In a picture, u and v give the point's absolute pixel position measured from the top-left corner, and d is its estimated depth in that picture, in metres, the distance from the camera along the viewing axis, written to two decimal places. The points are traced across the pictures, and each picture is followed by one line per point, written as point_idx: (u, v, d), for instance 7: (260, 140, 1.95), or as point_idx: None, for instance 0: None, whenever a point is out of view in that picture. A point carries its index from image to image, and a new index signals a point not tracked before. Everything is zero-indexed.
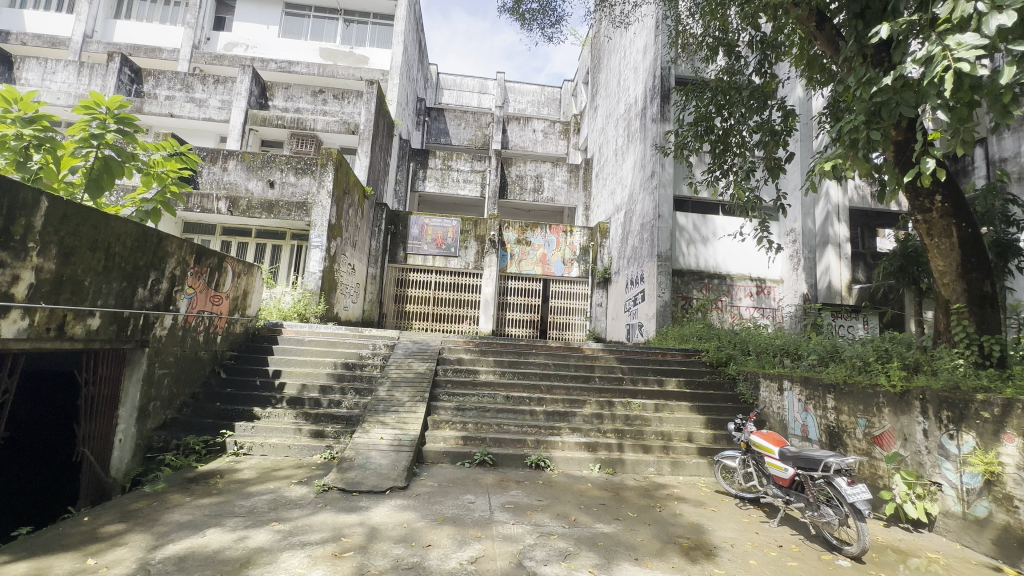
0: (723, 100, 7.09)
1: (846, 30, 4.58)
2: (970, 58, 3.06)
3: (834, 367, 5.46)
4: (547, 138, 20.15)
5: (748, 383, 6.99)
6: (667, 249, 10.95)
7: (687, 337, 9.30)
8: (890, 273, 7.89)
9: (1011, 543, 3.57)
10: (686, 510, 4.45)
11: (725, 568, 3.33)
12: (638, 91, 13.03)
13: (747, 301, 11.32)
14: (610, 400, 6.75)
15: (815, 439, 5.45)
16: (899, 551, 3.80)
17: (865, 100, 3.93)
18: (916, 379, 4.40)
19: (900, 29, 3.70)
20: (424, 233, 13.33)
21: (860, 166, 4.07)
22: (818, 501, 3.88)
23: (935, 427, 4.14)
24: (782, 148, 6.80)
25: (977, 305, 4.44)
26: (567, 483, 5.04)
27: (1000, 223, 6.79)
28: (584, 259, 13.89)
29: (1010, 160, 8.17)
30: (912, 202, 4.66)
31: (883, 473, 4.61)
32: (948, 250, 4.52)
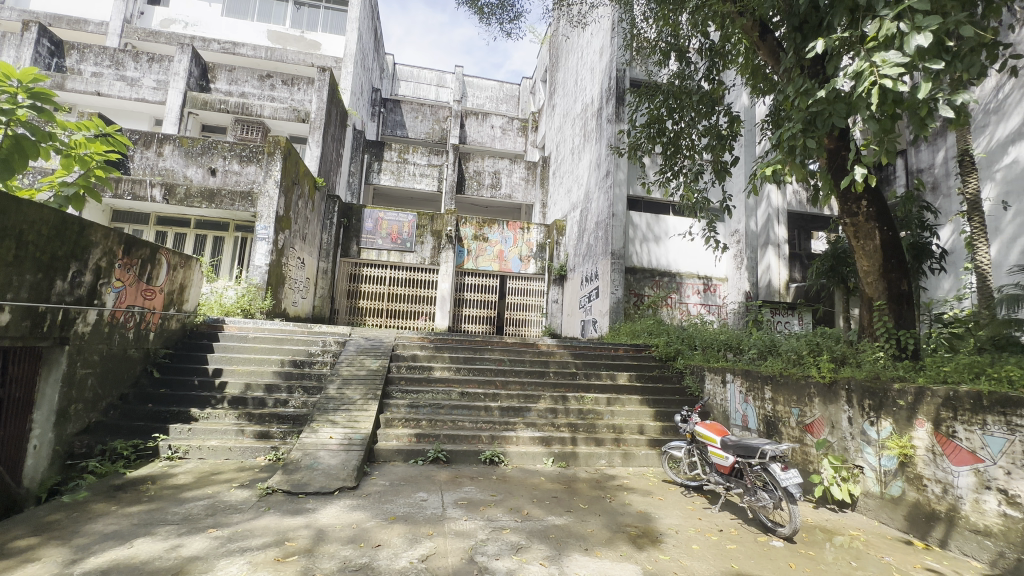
0: (674, 103, 7.37)
1: (787, 42, 4.83)
2: (893, 75, 3.31)
3: (772, 360, 5.81)
4: (504, 134, 20.19)
5: (695, 376, 7.30)
6: (620, 246, 11.25)
7: (639, 332, 9.57)
8: (822, 272, 8.48)
9: (921, 518, 3.93)
10: (635, 500, 4.59)
11: (671, 553, 3.46)
12: (595, 91, 13.25)
13: (695, 298, 11.82)
14: (564, 395, 6.86)
15: (753, 429, 5.78)
16: (825, 530, 4.10)
17: (801, 109, 4.18)
18: (843, 370, 4.74)
19: (833, 44, 3.95)
20: (379, 227, 13.01)
21: (797, 171, 4.32)
22: (755, 486, 4.10)
23: (858, 415, 4.48)
24: (728, 152, 7.13)
25: (895, 302, 4.82)
26: (521, 478, 5.08)
27: (916, 228, 7.44)
28: (540, 255, 14.00)
29: (926, 171, 9.12)
30: (842, 205, 4.98)
31: (813, 458, 4.95)
32: (872, 251, 4.88)
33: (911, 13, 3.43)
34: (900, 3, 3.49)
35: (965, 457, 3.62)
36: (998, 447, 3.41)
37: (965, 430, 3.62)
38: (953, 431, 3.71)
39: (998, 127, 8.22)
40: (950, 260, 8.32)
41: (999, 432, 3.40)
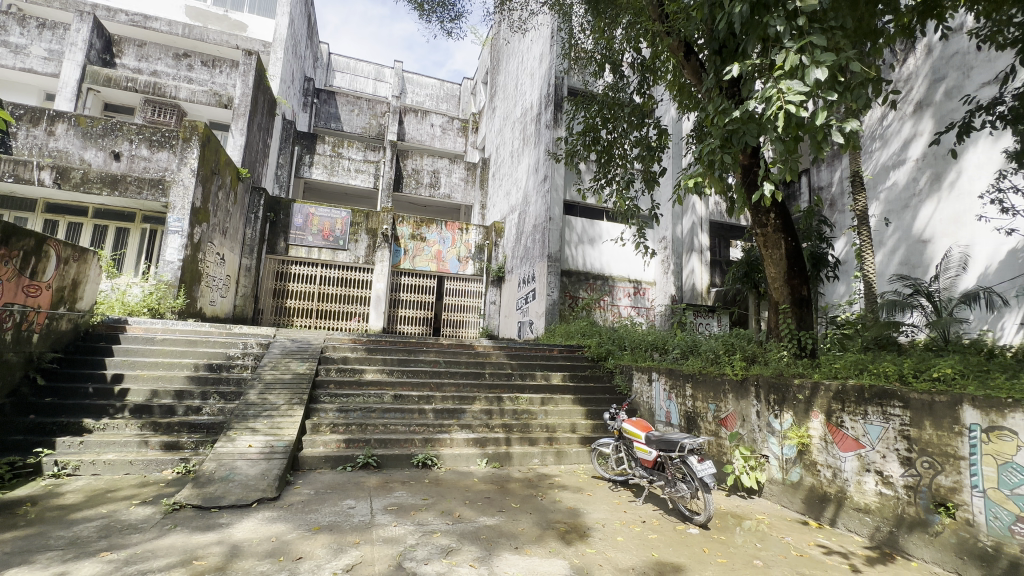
0: (608, 113, 7.70)
1: (708, 64, 5.20)
2: (795, 101, 3.68)
3: (693, 360, 6.21)
4: (444, 134, 20.01)
5: (624, 375, 7.63)
6: (556, 250, 11.52)
7: (573, 333, 9.84)
8: (738, 278, 9.22)
9: (815, 500, 4.38)
10: (565, 497, 4.71)
11: (597, 546, 3.59)
12: (534, 96, 13.51)
13: (626, 300, 12.36)
14: (499, 396, 6.90)
15: (675, 424, 6.15)
16: (736, 515, 4.44)
17: (719, 127, 4.52)
18: (753, 368, 5.17)
19: (747, 70, 4.31)
20: (310, 223, 12.40)
21: (716, 184, 4.65)
22: (675, 478, 4.36)
23: (765, 408, 4.91)
24: (657, 163, 7.54)
25: (797, 306, 5.33)
26: (454, 480, 5.04)
27: (816, 239, 8.27)
28: (479, 257, 14.00)
29: (825, 189, 10.19)
30: (753, 217, 5.43)
31: (726, 450, 5.35)
32: (778, 259, 5.36)
33: (810, 48, 3.84)
34: (803, 37, 3.87)
35: (850, 443, 4.08)
36: (876, 434, 3.88)
37: (850, 419, 4.08)
38: (841, 421, 4.17)
39: (881, 153, 9.38)
40: (843, 269, 9.36)
41: (877, 420, 3.87)
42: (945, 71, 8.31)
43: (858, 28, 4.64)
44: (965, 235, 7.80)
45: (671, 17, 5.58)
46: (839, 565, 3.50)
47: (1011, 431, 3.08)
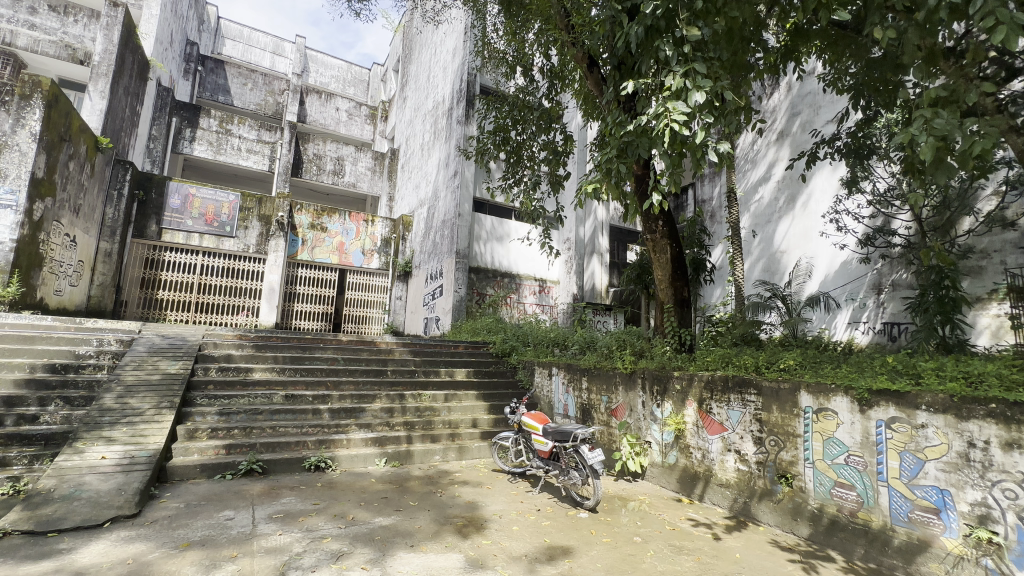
0: (518, 115, 7.90)
1: (609, 78, 5.55)
2: (680, 120, 4.07)
3: (589, 355, 6.61)
4: (350, 119, 19.02)
5: (526, 370, 7.89)
6: (464, 246, 11.55)
7: (479, 330, 9.94)
8: (632, 279, 9.98)
9: (687, 479, 4.91)
10: (464, 492, 4.76)
11: (493, 538, 3.67)
12: (446, 90, 13.38)
13: (531, 298, 12.78)
14: (401, 394, 6.75)
15: (572, 416, 6.50)
16: (621, 498, 4.82)
17: (617, 138, 4.85)
18: (640, 362, 5.63)
19: (641, 87, 4.68)
20: (189, 205, 11.07)
21: (613, 191, 4.99)
22: (568, 466, 4.62)
23: (649, 399, 5.38)
24: (563, 167, 7.86)
25: (679, 306, 5.87)
26: (349, 482, 4.84)
27: (697, 246, 9.19)
28: (384, 250, 13.56)
29: (707, 202, 11.40)
30: (645, 224, 5.88)
31: (615, 438, 5.78)
32: (665, 263, 5.88)
33: (692, 75, 4.26)
34: (688, 63, 4.29)
35: (716, 427, 4.63)
36: (736, 418, 4.45)
37: (717, 406, 4.63)
38: (710, 407, 4.72)
39: (752, 173, 10.73)
40: (719, 274, 10.57)
41: (737, 406, 4.44)
42: (801, 107, 9.71)
43: (733, 60, 5.25)
44: (811, 248, 9.22)
45: (577, 28, 5.88)
46: (704, 535, 3.96)
47: (834, 412, 3.73)
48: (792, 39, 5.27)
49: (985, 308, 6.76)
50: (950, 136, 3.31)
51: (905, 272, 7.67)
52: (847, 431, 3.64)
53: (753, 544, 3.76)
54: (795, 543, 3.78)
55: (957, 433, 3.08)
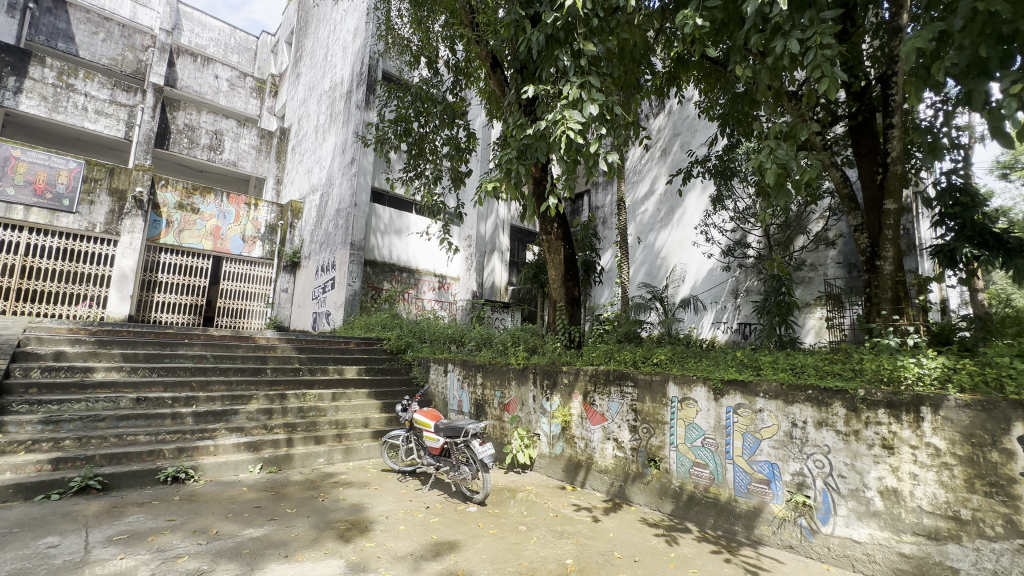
0: (421, 106, 7.75)
1: (511, 79, 5.66)
2: (575, 128, 4.29)
3: (485, 351, 6.71)
4: (232, 90, 17.07)
5: (421, 367, 7.76)
6: (360, 237, 11.04)
7: (372, 326, 9.54)
8: (529, 278, 10.32)
9: (571, 467, 5.21)
10: (349, 494, 4.54)
11: (378, 539, 3.56)
12: (345, 71, 12.63)
13: (430, 294, 12.60)
14: (283, 393, 6.22)
15: (466, 411, 6.56)
16: (510, 489, 4.97)
17: (517, 139, 4.98)
18: (532, 358, 5.85)
19: (542, 93, 4.85)
20: (11, 170, 9.12)
21: (511, 191, 5.07)
22: (458, 462, 4.64)
23: (539, 393, 5.62)
24: (465, 164, 7.85)
25: (570, 304, 6.17)
26: (215, 492, 4.35)
27: (588, 249, 9.78)
28: (269, 237, 12.46)
29: (599, 209, 12.21)
30: (541, 225, 6.11)
31: (507, 432, 5.95)
32: (558, 263, 6.14)
33: (588, 87, 4.51)
34: (583, 75, 4.54)
35: (597, 417, 4.99)
36: (615, 409, 4.83)
37: (599, 398, 4.99)
38: (593, 399, 5.06)
39: (638, 185, 11.70)
40: (607, 276, 11.43)
41: (616, 398, 4.83)
42: (681, 130, 10.82)
43: (625, 77, 5.66)
44: (685, 256, 10.34)
45: (482, 27, 5.93)
46: (583, 518, 4.24)
47: (694, 400, 4.21)
48: (675, 66, 5.82)
49: (811, 311, 8.17)
50: (788, 165, 3.94)
51: (755, 280, 8.96)
52: (704, 416, 4.15)
53: (625, 523, 4.12)
54: (660, 519, 4.22)
55: (783, 415, 3.67)
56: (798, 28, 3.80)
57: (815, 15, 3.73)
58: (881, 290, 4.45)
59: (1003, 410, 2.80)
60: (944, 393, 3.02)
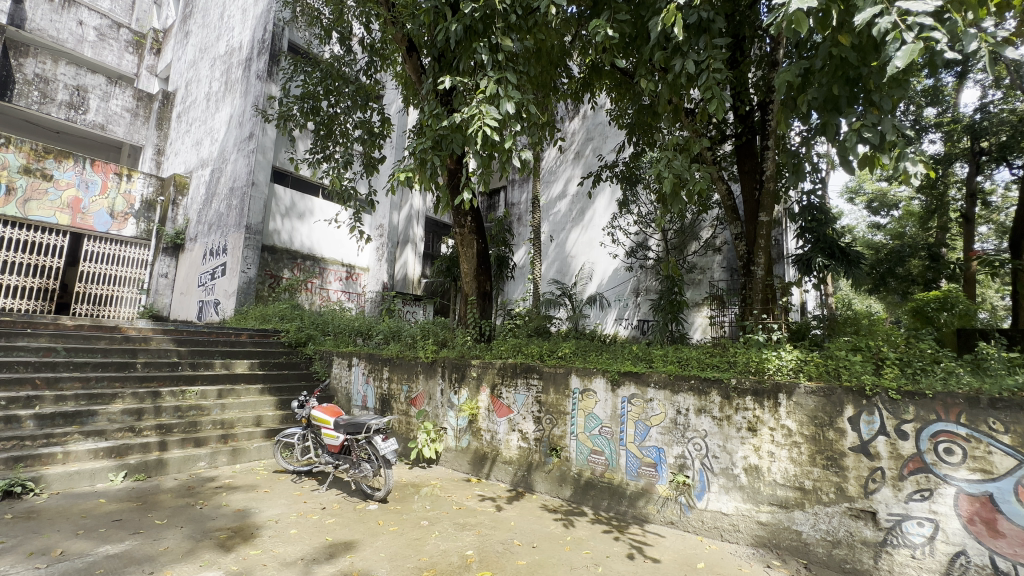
0: (330, 85, 7.28)
1: (429, 68, 5.53)
2: (491, 124, 4.27)
3: (392, 345, 6.51)
4: (101, 41, 14.70)
5: (323, 361, 7.32)
6: (257, 221, 10.14)
7: (269, 317, 8.81)
8: (442, 271, 10.22)
9: (477, 460, 5.26)
10: (234, 499, 4.16)
11: (264, 546, 3.30)
12: (244, 37, 11.46)
13: (336, 285, 11.96)
14: (156, 391, 5.52)
15: (370, 407, 6.35)
16: (414, 485, 4.88)
17: (433, 129, 4.85)
18: (441, 351, 5.80)
19: (459, 85, 4.77)
20: None
21: (424, 181, 4.93)
22: (359, 459, 4.46)
23: (447, 387, 5.59)
24: (378, 150, 7.49)
25: (482, 298, 6.14)
26: (62, 507, 3.73)
27: (501, 244, 9.91)
28: (146, 215, 11.00)
29: (514, 206, 12.40)
30: (454, 217, 6.06)
31: (413, 427, 5.84)
32: (471, 257, 6.11)
33: (504, 83, 4.52)
34: (499, 71, 4.56)
35: (504, 409, 5.09)
36: (520, 401, 4.96)
37: (506, 391, 5.08)
38: (500, 392, 5.15)
39: (552, 184, 12.05)
40: (520, 272, 11.71)
41: (522, 390, 4.96)
42: (593, 135, 11.36)
43: (542, 78, 5.79)
44: (593, 256, 10.88)
45: (399, 9, 5.69)
46: (486, 509, 4.30)
47: (594, 391, 4.46)
48: (589, 73, 6.05)
49: (699, 310, 9.03)
50: (683, 176, 4.31)
51: (654, 280, 9.71)
52: (602, 406, 4.41)
53: (525, 511, 4.24)
54: (559, 505, 4.41)
55: (669, 403, 4.02)
56: (694, 51, 4.17)
57: (708, 41, 4.11)
58: (754, 292, 5.04)
59: (838, 395, 3.30)
60: (796, 382, 3.48)
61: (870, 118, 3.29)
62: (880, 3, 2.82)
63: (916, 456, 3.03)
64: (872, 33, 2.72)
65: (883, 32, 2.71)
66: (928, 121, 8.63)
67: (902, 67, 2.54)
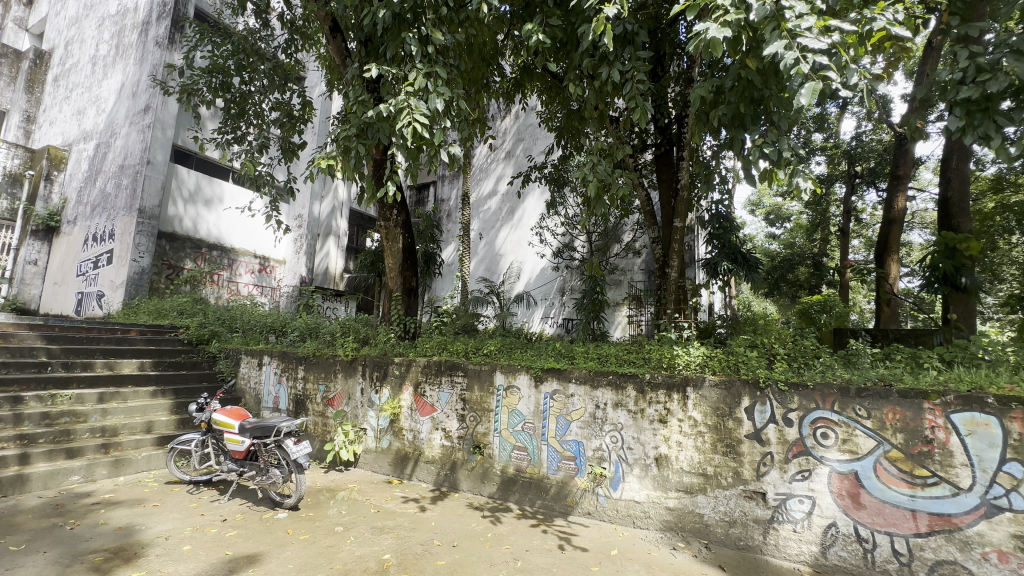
0: (244, 60, 6.69)
1: (354, 52, 5.27)
2: (419, 118, 4.13)
3: (309, 343, 6.13)
4: None
5: (229, 360, 6.72)
6: (153, 204, 9.07)
7: (166, 311, 7.91)
8: (366, 265, 9.82)
9: (399, 461, 5.10)
10: (115, 516, 3.69)
11: (149, 567, 2.95)
12: None
13: (248, 277, 11.01)
14: (17, 396, 4.75)
15: (283, 409, 5.96)
16: (329, 490, 4.63)
17: (358, 117, 4.60)
18: (362, 349, 5.56)
19: (387, 73, 4.58)
20: None
21: (348, 170, 4.68)
22: (267, 465, 4.15)
23: (368, 386, 5.37)
24: (298, 134, 7.01)
25: (407, 294, 5.98)
26: None
27: (429, 240, 9.71)
28: (11, 191, 9.50)
29: (443, 201, 12.20)
30: (379, 210, 5.78)
31: (330, 428, 5.55)
32: (396, 252, 5.91)
33: (434, 77, 4.43)
34: (430, 63, 4.45)
35: (427, 408, 4.99)
36: (444, 399, 4.90)
37: (430, 389, 4.99)
38: (424, 390, 5.04)
39: (483, 181, 12.01)
40: (448, 269, 11.59)
41: (446, 388, 4.89)
42: (524, 135, 11.54)
43: (473, 74, 5.75)
44: (521, 255, 11.02)
45: None
46: (407, 510, 4.18)
47: (518, 388, 4.51)
48: (521, 74, 6.10)
49: (619, 309, 9.51)
50: (607, 181, 4.50)
51: (578, 280, 10.06)
52: (525, 402, 4.47)
53: (448, 510, 4.18)
54: (482, 502, 4.41)
55: (589, 398, 4.17)
56: (620, 62, 4.36)
57: (633, 53, 4.32)
58: (668, 293, 5.38)
59: (737, 387, 3.62)
60: (702, 375, 3.76)
61: (770, 137, 3.63)
62: (784, 36, 3.03)
63: (799, 440, 3.39)
64: (781, 65, 2.92)
65: (789, 65, 2.93)
66: (815, 145, 9.76)
67: (805, 104, 2.84)
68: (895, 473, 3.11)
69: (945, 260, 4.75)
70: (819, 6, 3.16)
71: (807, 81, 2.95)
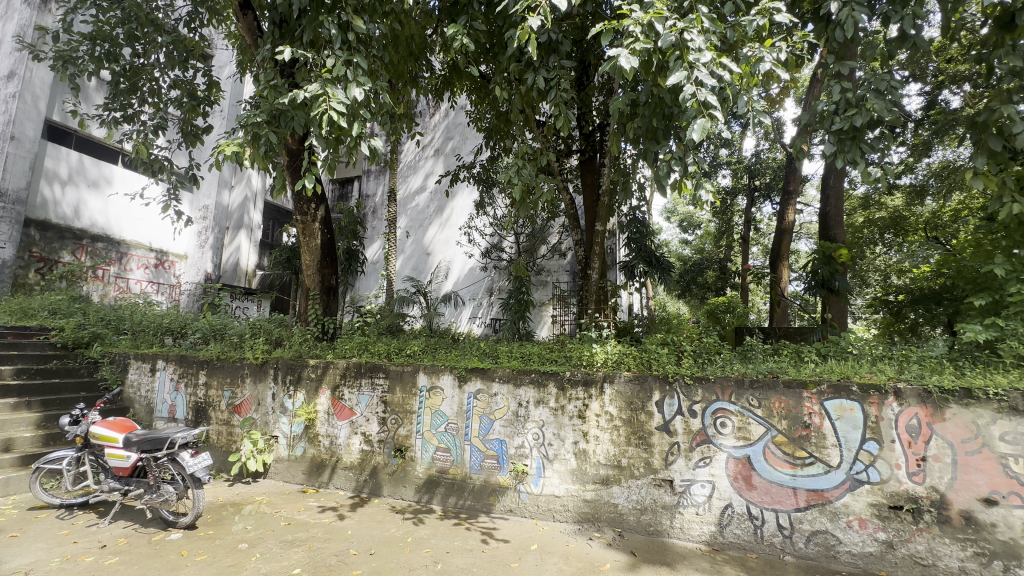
0: (137, 30, 5.96)
1: (267, 32, 4.88)
2: (337, 109, 3.92)
3: (212, 345, 5.63)
4: None
5: (115, 366, 5.99)
6: (18, 187, 7.82)
7: (34, 311, 6.86)
8: (281, 262, 9.19)
9: (314, 469, 4.83)
10: None
11: None
12: None
13: (140, 274, 9.88)
14: None
15: (181, 418, 5.44)
16: (234, 504, 4.27)
17: (269, 102, 4.26)
18: (274, 351, 5.20)
19: (301, 59, 4.29)
20: None
21: (259, 160, 4.34)
22: (158, 481, 3.74)
23: (280, 390, 5.03)
24: (201, 117, 6.38)
25: (325, 293, 5.67)
26: None
27: (351, 237, 9.29)
28: None
29: (368, 197, 11.73)
30: (296, 204, 5.43)
31: (236, 437, 5.13)
32: (313, 248, 5.58)
33: (353, 67, 4.23)
34: (350, 53, 4.24)
35: (345, 412, 4.78)
36: (364, 402, 4.72)
37: (348, 392, 4.78)
38: (342, 394, 4.82)
39: (410, 177, 11.68)
40: (372, 267, 11.18)
41: (366, 391, 4.72)
42: (453, 134, 11.46)
43: (399, 68, 5.58)
44: (448, 254, 10.90)
45: None
46: (322, 520, 3.97)
47: (441, 389, 4.46)
48: (449, 72, 6.04)
49: (544, 310, 9.76)
50: (531, 183, 4.58)
51: (505, 281, 10.19)
52: (449, 403, 4.43)
53: (367, 517, 4.03)
54: (403, 506, 4.30)
55: (512, 397, 4.23)
56: (545, 69, 4.47)
57: (557, 61, 4.44)
58: (589, 293, 5.59)
59: (649, 382, 3.85)
60: (617, 372, 3.96)
61: (678, 152, 3.88)
62: (686, 68, 3.26)
63: (701, 430, 3.68)
64: (680, 97, 3.14)
65: (688, 96, 3.17)
66: (722, 160, 10.64)
67: (699, 138, 3.11)
68: (780, 455, 3.47)
69: (823, 266, 5.40)
70: (717, 38, 3.42)
71: (704, 111, 3.21)
